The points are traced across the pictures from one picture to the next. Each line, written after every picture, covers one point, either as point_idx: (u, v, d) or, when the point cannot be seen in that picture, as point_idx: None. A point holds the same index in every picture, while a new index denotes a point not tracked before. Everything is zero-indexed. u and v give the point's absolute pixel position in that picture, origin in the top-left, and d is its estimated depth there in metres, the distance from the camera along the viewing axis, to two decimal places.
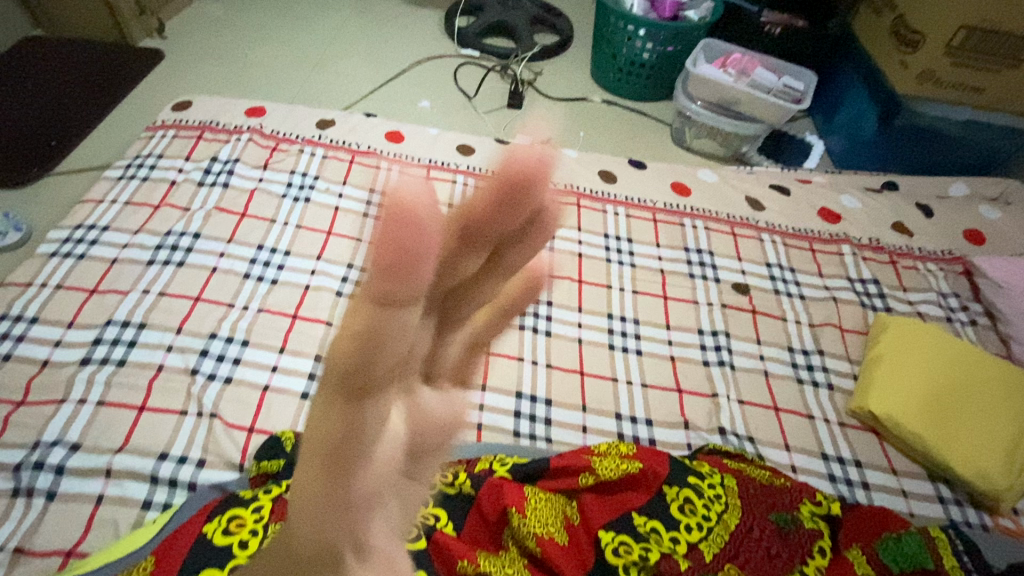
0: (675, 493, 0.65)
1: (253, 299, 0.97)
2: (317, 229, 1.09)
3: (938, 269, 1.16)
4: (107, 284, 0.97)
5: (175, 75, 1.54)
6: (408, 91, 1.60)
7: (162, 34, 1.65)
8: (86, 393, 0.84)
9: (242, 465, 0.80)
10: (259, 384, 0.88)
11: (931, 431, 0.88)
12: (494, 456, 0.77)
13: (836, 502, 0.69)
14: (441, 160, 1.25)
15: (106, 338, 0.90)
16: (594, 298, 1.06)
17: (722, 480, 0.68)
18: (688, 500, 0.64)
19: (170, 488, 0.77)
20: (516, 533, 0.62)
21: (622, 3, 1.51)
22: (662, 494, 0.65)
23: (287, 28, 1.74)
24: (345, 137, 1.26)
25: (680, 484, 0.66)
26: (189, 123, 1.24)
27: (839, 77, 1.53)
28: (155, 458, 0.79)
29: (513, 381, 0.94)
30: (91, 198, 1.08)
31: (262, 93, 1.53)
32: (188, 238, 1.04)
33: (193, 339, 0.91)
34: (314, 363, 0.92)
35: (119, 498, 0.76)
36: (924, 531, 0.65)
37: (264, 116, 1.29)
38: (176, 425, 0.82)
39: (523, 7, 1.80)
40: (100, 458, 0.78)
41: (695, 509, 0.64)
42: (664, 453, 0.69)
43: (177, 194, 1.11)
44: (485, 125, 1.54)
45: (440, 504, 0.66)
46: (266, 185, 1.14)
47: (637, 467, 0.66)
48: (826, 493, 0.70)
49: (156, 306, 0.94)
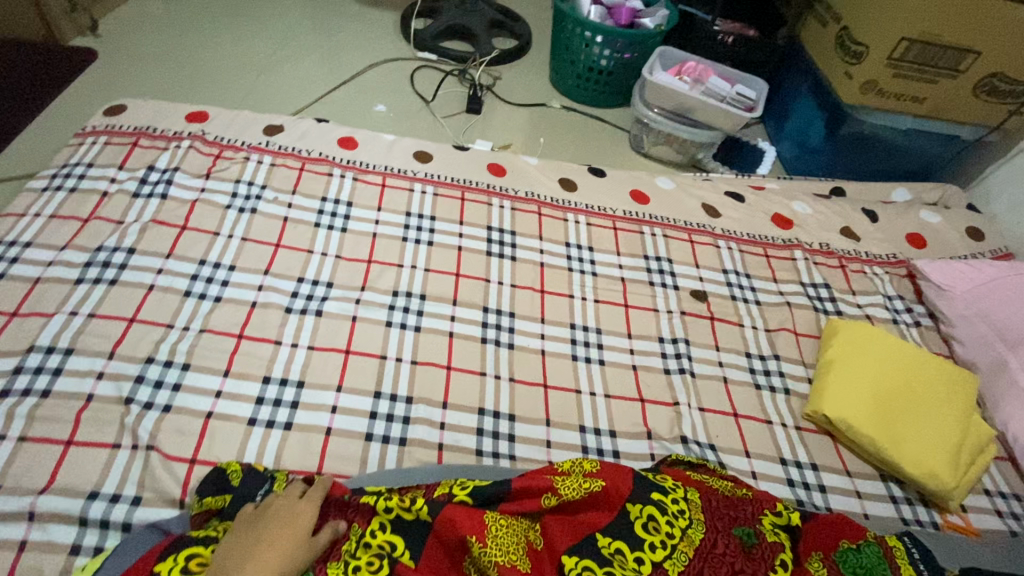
0: (638, 511, 0.63)
1: (195, 319, 0.91)
2: (264, 241, 1.03)
3: (884, 272, 1.21)
4: (29, 306, 0.89)
5: (109, 77, 1.44)
6: (362, 96, 1.56)
7: (95, 32, 1.55)
8: (5, 429, 0.76)
9: (183, 501, 0.75)
10: (201, 412, 0.82)
11: (882, 434, 0.90)
12: (455, 479, 0.74)
13: (796, 511, 0.69)
14: (397, 167, 1.21)
15: (28, 366, 0.82)
16: (556, 308, 1.05)
17: (685, 494, 0.67)
18: (652, 518, 0.63)
19: (103, 530, 0.71)
20: (477, 562, 0.60)
21: (579, 9, 1.50)
22: (626, 513, 0.63)
23: (233, 28, 1.66)
24: (295, 144, 1.21)
25: (645, 502, 0.64)
26: (123, 129, 1.16)
27: (789, 86, 1.57)
28: (84, 498, 0.73)
29: (474, 398, 0.91)
30: (11, 211, 0.99)
31: (207, 97, 1.45)
32: (121, 254, 0.97)
33: (127, 364, 0.85)
34: (262, 386, 0.87)
35: (42, 544, 0.69)
36: (880, 539, 0.67)
37: (207, 122, 1.22)
38: (108, 460, 0.76)
39: (480, 11, 1.77)
40: (22, 500, 0.71)
41: (659, 527, 0.63)
42: (626, 469, 0.68)
43: (109, 206, 1.03)
44: (443, 131, 1.51)
45: (397, 531, 0.64)
46: (209, 195, 1.08)
47: (600, 486, 0.64)
48: (786, 501, 0.70)
49: (86, 330, 0.87)
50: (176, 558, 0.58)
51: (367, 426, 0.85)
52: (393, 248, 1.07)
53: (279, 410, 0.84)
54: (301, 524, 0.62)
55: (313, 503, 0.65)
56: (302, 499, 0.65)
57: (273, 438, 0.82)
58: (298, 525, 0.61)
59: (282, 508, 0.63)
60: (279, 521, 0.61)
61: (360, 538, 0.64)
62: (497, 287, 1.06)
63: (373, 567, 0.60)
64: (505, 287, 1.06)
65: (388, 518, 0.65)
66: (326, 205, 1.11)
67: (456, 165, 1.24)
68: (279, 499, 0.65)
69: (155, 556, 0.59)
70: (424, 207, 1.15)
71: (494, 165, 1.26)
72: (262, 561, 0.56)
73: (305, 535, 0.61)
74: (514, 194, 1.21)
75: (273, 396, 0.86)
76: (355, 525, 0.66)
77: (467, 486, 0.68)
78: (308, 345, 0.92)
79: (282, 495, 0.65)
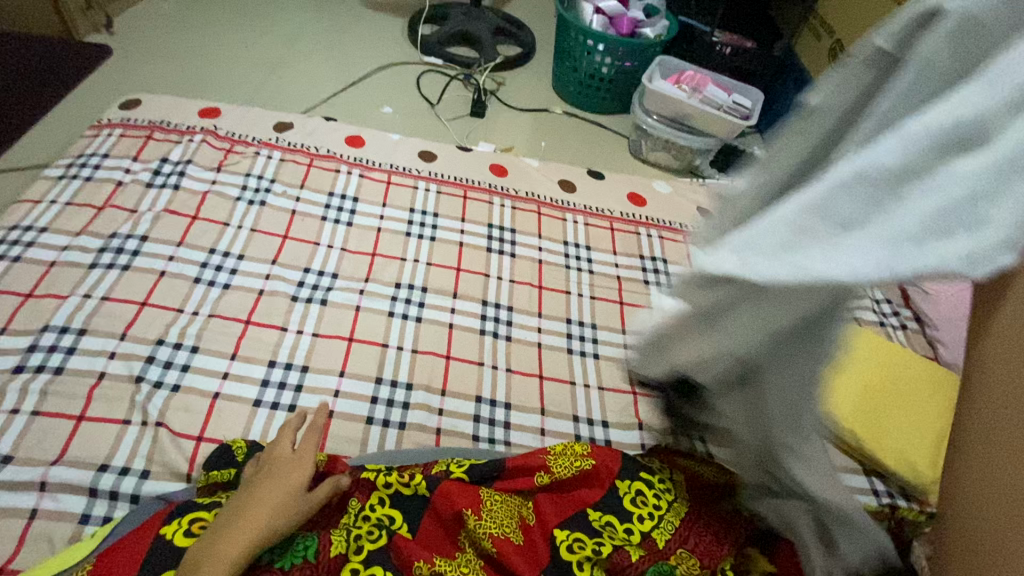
0: (627, 487, 0.67)
1: (204, 304, 0.95)
2: (273, 232, 1.07)
3: None
4: (44, 288, 0.92)
5: (124, 73, 1.48)
6: (369, 97, 1.60)
7: (110, 29, 1.59)
8: (20, 403, 0.79)
9: (189, 476, 0.77)
10: (209, 392, 0.85)
11: (864, 427, 0.95)
12: (452, 459, 0.77)
13: None
14: (403, 165, 1.25)
15: (42, 345, 0.85)
16: (554, 303, 1.08)
17: (671, 475, 0.70)
18: (640, 492, 0.67)
19: (111, 501, 0.74)
20: (471, 535, 0.63)
21: (582, 18, 1.55)
22: (615, 489, 0.67)
23: (245, 29, 1.71)
24: (304, 141, 1.25)
25: (633, 478, 0.68)
26: (138, 123, 1.20)
27: (784, 97, 1.62)
28: (94, 470, 0.75)
29: (472, 386, 0.94)
30: (28, 198, 1.03)
31: (218, 94, 1.49)
32: (134, 241, 1.00)
33: (138, 345, 0.88)
34: (268, 369, 0.90)
35: (53, 513, 0.72)
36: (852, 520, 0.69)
37: (219, 118, 1.25)
38: (118, 435, 0.79)
39: (486, 18, 1.82)
40: (34, 471, 0.74)
41: (647, 500, 0.66)
42: (617, 449, 0.71)
43: (123, 195, 1.07)
44: (447, 133, 1.55)
45: (395, 505, 0.67)
46: (220, 187, 1.11)
47: (590, 464, 0.68)
48: None
49: (98, 312, 0.90)
50: (180, 521, 0.62)
51: (368, 410, 0.88)
52: (397, 242, 1.11)
53: (283, 393, 0.87)
54: (296, 480, 0.64)
55: (301, 475, 0.65)
56: (293, 469, 0.65)
57: (277, 418, 0.85)
58: (289, 497, 0.62)
59: (278, 466, 0.66)
60: (262, 491, 0.62)
61: (359, 511, 0.66)
62: (496, 282, 1.09)
63: (373, 536, 0.63)
64: (504, 282, 1.09)
65: (387, 493, 0.67)
66: (333, 200, 1.14)
67: (459, 164, 1.28)
68: (272, 469, 0.65)
69: (161, 518, 0.63)
70: (427, 203, 1.18)
71: (496, 165, 1.30)
72: (232, 533, 0.56)
73: (300, 491, 0.63)
74: (515, 194, 1.24)
75: (278, 378, 0.89)
76: (354, 499, 0.68)
77: (464, 463, 0.71)
78: (313, 332, 0.95)
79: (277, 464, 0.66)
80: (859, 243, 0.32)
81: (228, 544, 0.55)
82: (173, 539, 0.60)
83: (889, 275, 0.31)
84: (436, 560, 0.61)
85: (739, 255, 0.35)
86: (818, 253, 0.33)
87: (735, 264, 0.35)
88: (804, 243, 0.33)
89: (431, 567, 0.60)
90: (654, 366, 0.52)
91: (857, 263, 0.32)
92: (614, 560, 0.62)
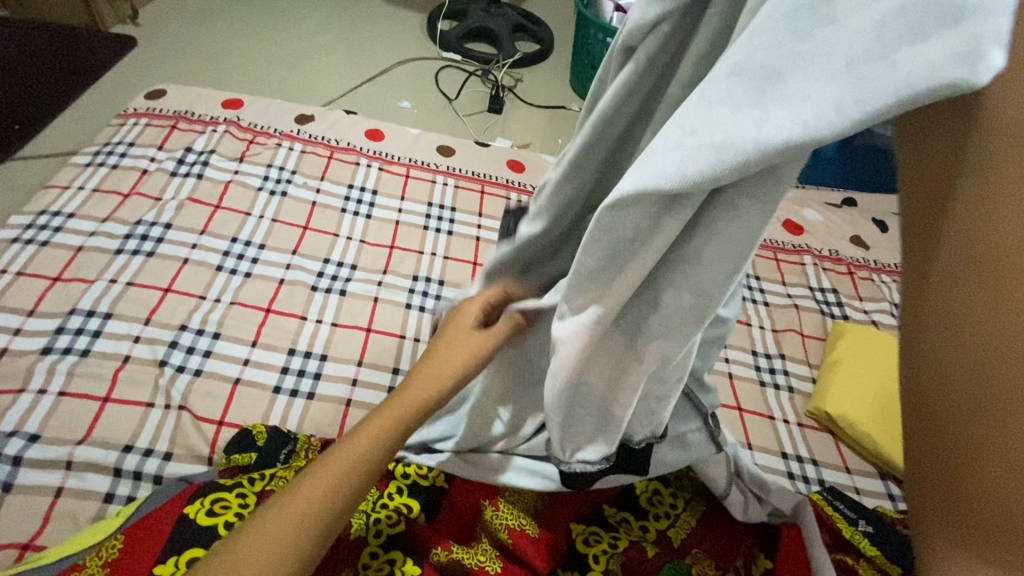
0: (644, 486, 0.68)
1: (226, 292, 0.96)
2: (293, 223, 1.08)
3: (891, 280, 1.23)
4: (71, 272, 0.94)
5: (149, 63, 1.51)
6: (388, 91, 1.61)
7: (135, 21, 1.61)
8: (47, 383, 0.81)
9: (211, 459, 0.79)
10: (229, 377, 0.87)
11: (883, 429, 0.94)
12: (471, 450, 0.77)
13: None
14: (421, 159, 1.26)
15: (69, 327, 0.87)
16: None
17: (690, 475, 0.71)
18: (656, 491, 0.68)
19: (134, 481, 0.75)
20: (488, 525, 0.65)
21: (602, 16, 1.55)
22: (631, 486, 0.68)
23: (267, 22, 1.73)
24: (325, 133, 1.26)
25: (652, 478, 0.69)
26: (163, 113, 1.21)
27: None
28: (118, 451, 0.77)
29: None
30: (57, 184, 1.05)
31: (240, 86, 1.51)
32: (159, 229, 1.02)
33: (162, 330, 0.89)
34: (287, 357, 0.91)
35: (78, 491, 0.73)
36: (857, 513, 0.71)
37: (241, 109, 1.27)
38: (142, 417, 0.80)
39: (505, 14, 1.82)
40: (60, 449, 0.76)
41: (663, 499, 0.67)
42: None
43: (148, 183, 1.08)
44: (465, 128, 1.56)
45: (414, 495, 0.68)
46: (242, 177, 1.13)
47: None
48: None
49: (124, 296, 0.92)
50: (203, 501, 0.63)
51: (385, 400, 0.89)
52: (415, 235, 1.12)
53: (302, 380, 0.89)
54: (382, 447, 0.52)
55: (469, 360, 0.54)
56: (470, 348, 0.55)
57: (296, 405, 0.86)
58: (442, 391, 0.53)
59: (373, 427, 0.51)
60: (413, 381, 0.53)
61: (378, 499, 0.66)
62: None
63: (392, 521, 0.64)
64: None
65: (405, 483, 0.69)
66: (352, 192, 1.16)
67: (476, 159, 1.29)
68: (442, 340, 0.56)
69: (184, 498, 0.64)
70: (445, 198, 1.19)
71: (513, 161, 1.30)
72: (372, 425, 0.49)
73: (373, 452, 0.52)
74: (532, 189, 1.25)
75: (297, 366, 0.90)
76: (372, 485, 0.68)
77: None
78: (331, 322, 0.96)
79: (453, 334, 0.56)
80: (799, 87, 0.27)
81: (364, 436, 0.48)
82: (196, 518, 0.61)
83: (847, 118, 0.26)
84: (453, 547, 0.62)
85: (635, 179, 0.33)
86: (744, 129, 0.28)
87: (667, 168, 0.31)
88: (727, 114, 0.29)
89: (448, 554, 0.61)
90: (589, 432, 0.51)
91: (808, 114, 0.27)
92: (629, 555, 0.62)
